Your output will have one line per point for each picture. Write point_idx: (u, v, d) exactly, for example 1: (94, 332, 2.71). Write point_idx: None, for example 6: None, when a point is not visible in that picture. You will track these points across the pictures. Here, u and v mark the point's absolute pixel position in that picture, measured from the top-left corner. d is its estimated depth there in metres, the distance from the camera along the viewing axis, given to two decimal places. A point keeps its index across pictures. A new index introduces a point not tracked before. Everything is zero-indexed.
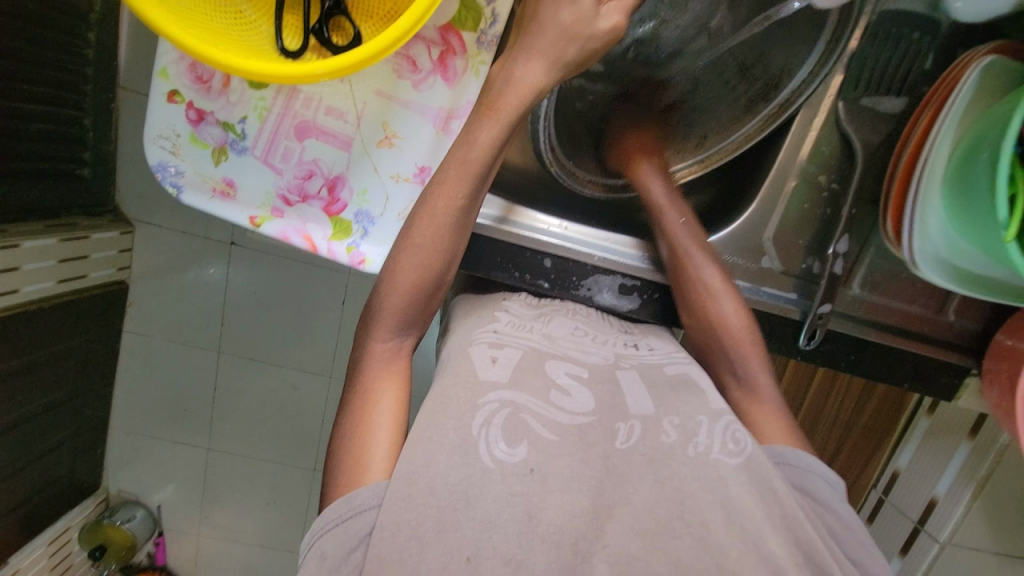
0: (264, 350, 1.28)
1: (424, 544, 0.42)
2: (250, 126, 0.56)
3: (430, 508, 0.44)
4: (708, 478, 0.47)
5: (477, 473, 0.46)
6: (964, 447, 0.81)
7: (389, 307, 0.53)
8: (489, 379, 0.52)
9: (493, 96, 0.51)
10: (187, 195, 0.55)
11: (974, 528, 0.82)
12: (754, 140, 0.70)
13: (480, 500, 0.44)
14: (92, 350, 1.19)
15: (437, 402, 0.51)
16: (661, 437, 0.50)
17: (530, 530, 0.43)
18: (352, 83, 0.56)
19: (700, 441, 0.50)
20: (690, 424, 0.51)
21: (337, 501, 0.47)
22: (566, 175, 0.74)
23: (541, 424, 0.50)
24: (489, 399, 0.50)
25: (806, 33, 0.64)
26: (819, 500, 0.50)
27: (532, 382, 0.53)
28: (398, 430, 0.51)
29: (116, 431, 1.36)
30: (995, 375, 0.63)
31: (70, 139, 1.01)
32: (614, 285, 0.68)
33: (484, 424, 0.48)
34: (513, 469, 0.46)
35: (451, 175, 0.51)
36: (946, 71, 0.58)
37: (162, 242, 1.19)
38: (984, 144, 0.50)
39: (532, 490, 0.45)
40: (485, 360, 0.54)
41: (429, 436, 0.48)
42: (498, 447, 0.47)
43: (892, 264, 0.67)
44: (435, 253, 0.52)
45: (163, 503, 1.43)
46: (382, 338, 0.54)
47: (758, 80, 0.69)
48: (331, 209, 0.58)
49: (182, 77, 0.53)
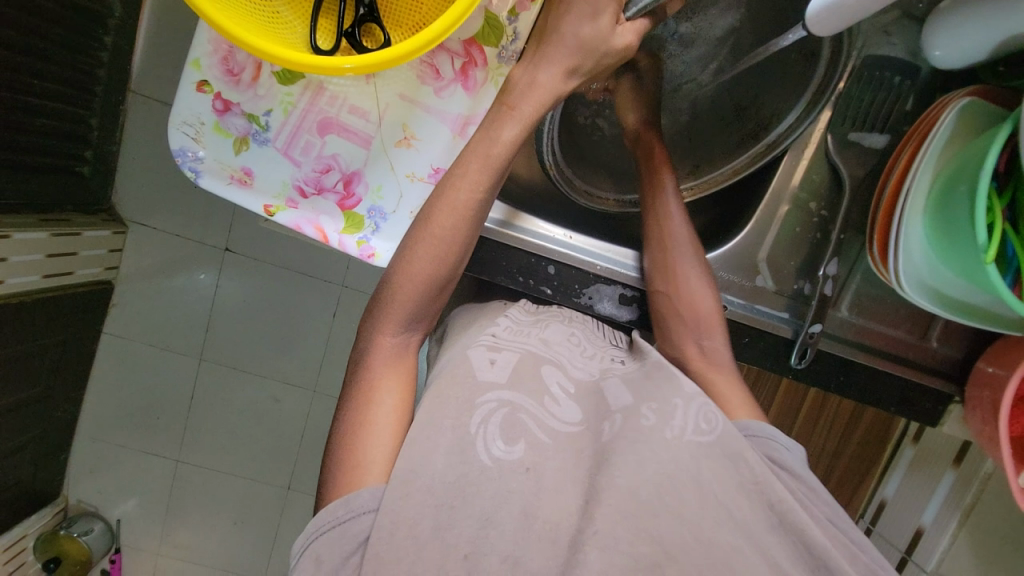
0: (250, 360, 1.26)
1: (422, 542, 0.43)
2: (274, 120, 0.58)
3: (428, 507, 0.44)
4: (682, 463, 0.47)
5: (475, 470, 0.46)
6: (948, 475, 0.81)
7: (399, 297, 0.53)
8: (487, 379, 0.52)
9: (516, 97, 0.53)
10: (206, 180, 0.57)
11: (962, 560, 0.81)
12: (742, 174, 0.74)
13: (476, 498, 0.45)
14: (71, 348, 1.17)
15: (435, 400, 0.50)
16: (640, 420, 0.50)
17: (528, 526, 0.44)
18: (376, 85, 0.58)
19: (676, 424, 0.50)
20: (667, 407, 0.51)
21: (336, 501, 0.46)
22: (565, 182, 0.76)
23: (537, 426, 0.50)
24: (487, 399, 0.50)
25: (797, 78, 0.70)
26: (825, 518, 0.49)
27: (529, 385, 0.52)
28: (401, 429, 0.51)
29: (83, 437, 1.30)
30: (977, 400, 0.66)
31: (75, 136, 1.02)
32: (615, 295, 0.70)
33: (482, 423, 0.48)
34: (510, 467, 0.46)
35: (473, 167, 0.53)
36: (923, 113, 0.63)
37: (155, 245, 1.19)
38: (961, 178, 0.54)
39: (527, 488, 0.46)
40: (484, 362, 0.54)
41: (426, 435, 0.48)
42: (496, 446, 0.47)
43: (877, 289, 0.70)
44: (450, 238, 0.53)
45: (123, 517, 1.36)
46: (388, 333, 0.54)
47: (751, 120, 0.74)
48: (345, 203, 0.60)
49: (213, 69, 0.56)
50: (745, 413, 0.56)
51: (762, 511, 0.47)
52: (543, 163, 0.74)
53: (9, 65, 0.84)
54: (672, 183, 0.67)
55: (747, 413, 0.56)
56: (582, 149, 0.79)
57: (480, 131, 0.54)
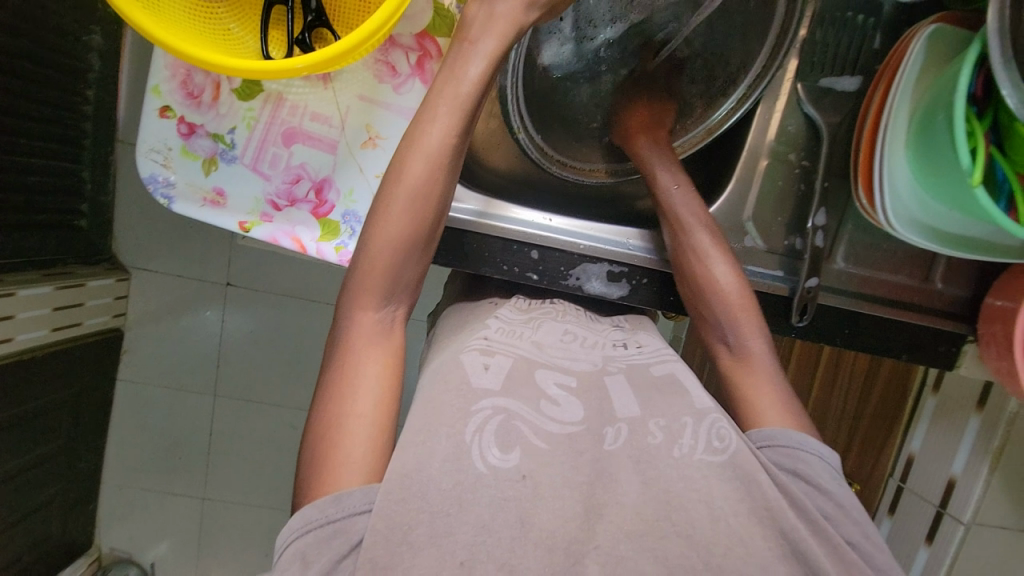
0: (263, 391, 1.27)
1: (416, 549, 0.40)
2: (239, 136, 0.58)
3: (421, 512, 0.41)
4: (693, 480, 0.44)
5: (470, 480, 0.43)
6: (974, 421, 0.77)
7: (377, 267, 0.52)
8: (482, 386, 0.49)
9: (472, 27, 0.51)
10: (179, 204, 0.57)
11: (997, 504, 0.76)
12: (715, 134, 0.72)
13: (473, 505, 0.42)
14: (86, 398, 1.18)
15: (429, 403, 0.48)
16: (647, 438, 0.47)
17: (524, 534, 0.41)
18: (335, 89, 0.59)
19: (685, 442, 0.47)
20: (675, 427, 0.48)
21: (323, 498, 0.44)
22: (532, 146, 0.75)
23: (534, 432, 0.46)
24: (481, 406, 0.47)
25: (758, 32, 0.67)
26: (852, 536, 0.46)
27: (523, 391, 0.49)
28: (388, 421, 0.49)
29: (108, 485, 1.31)
30: (990, 337, 0.64)
31: (69, 191, 1.04)
32: (603, 273, 0.68)
33: (477, 431, 0.45)
34: (507, 475, 0.43)
35: (443, 110, 0.51)
36: (893, 49, 0.61)
37: (158, 287, 1.21)
38: (938, 107, 0.53)
39: (524, 495, 0.42)
40: (477, 365, 0.51)
41: (421, 439, 0.45)
42: (492, 453, 0.44)
43: (870, 237, 0.68)
44: (425, 197, 0.51)
45: (157, 560, 1.36)
46: (369, 307, 0.52)
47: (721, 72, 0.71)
48: (318, 211, 0.60)
49: (175, 94, 0.56)
50: (774, 418, 0.53)
51: (777, 542, 0.43)
52: (512, 127, 0.73)
53: (2, 128, 0.85)
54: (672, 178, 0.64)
55: (779, 419, 0.53)
56: (548, 113, 0.75)
57: (445, 71, 0.52)
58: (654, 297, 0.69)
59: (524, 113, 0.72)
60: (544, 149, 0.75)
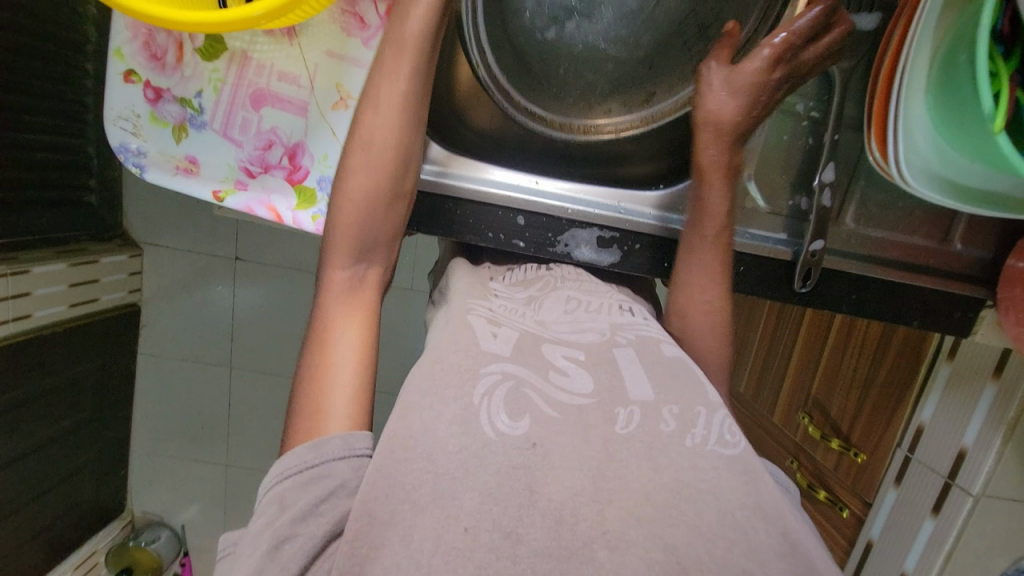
0: (275, 363, 1.29)
1: (418, 509, 0.38)
2: (206, 100, 0.56)
3: (428, 474, 0.39)
4: (704, 471, 0.41)
5: (478, 443, 0.41)
6: (989, 390, 0.74)
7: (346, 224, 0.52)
8: (491, 350, 0.48)
9: None
10: (151, 174, 0.56)
11: (1009, 476, 0.73)
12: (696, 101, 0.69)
13: (481, 470, 0.39)
14: (109, 371, 1.22)
15: (435, 368, 0.47)
16: (660, 425, 0.44)
17: (530, 504, 0.38)
18: (302, 46, 0.55)
19: (698, 432, 0.44)
20: (689, 415, 0.45)
21: (303, 446, 0.44)
22: (493, 81, 0.70)
23: (544, 400, 0.45)
24: (490, 370, 0.46)
25: None
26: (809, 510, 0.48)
27: (533, 361, 0.48)
28: (365, 353, 0.49)
29: (137, 453, 1.37)
30: (1010, 302, 0.60)
31: (78, 168, 1.04)
32: (592, 239, 0.65)
33: (485, 395, 0.44)
34: (514, 443, 0.41)
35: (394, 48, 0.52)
36: None
37: (168, 264, 1.22)
38: (962, 44, 0.47)
39: (534, 464, 0.40)
40: (486, 333, 0.51)
41: (429, 405, 0.44)
42: (500, 419, 0.43)
43: (885, 195, 0.63)
44: (387, 163, 0.53)
45: (187, 522, 1.43)
46: (341, 268, 0.52)
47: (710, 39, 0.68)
48: (293, 178, 0.58)
49: (137, 57, 0.54)
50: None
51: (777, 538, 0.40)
52: (471, 57, 0.68)
53: (5, 104, 0.84)
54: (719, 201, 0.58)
55: None
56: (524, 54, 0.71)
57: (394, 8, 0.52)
58: (646, 262, 0.66)
59: (505, 80, 0.71)
60: (534, 113, 0.73)
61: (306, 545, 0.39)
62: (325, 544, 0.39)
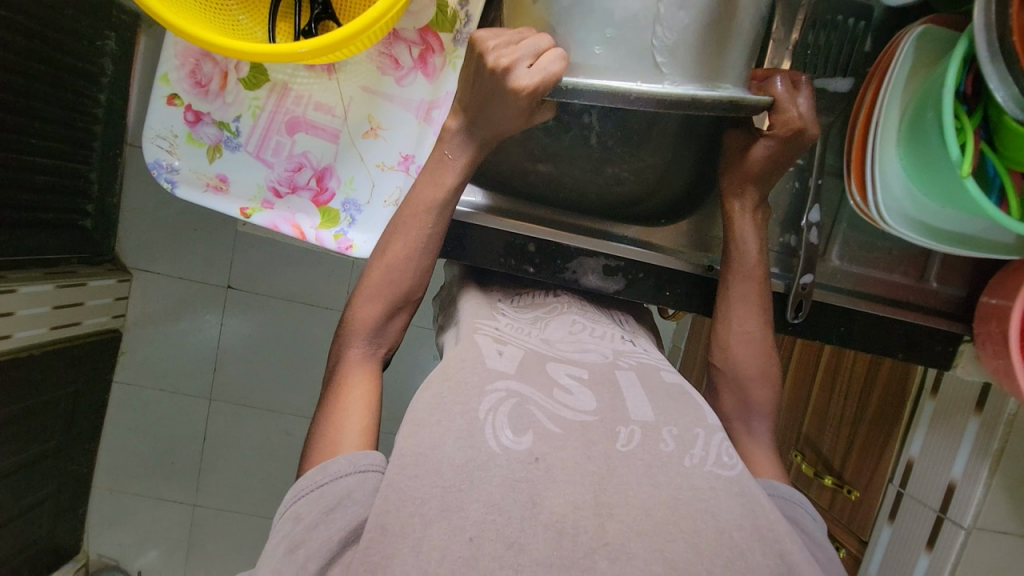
0: (258, 395, 1.27)
1: (427, 521, 0.38)
2: (244, 124, 0.60)
3: (435, 488, 0.39)
4: (701, 491, 0.42)
5: (482, 456, 0.41)
6: (973, 423, 0.77)
7: (366, 305, 0.55)
8: (496, 368, 0.49)
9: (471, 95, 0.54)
10: (182, 189, 0.58)
11: (997, 509, 0.75)
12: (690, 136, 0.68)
13: (484, 483, 0.40)
14: (82, 398, 1.17)
15: (447, 387, 0.46)
16: (659, 445, 0.45)
17: (533, 516, 0.38)
18: (339, 80, 0.60)
19: (695, 453, 0.45)
20: (687, 437, 0.46)
21: (315, 468, 0.46)
22: None
23: (547, 416, 0.45)
24: (495, 387, 0.46)
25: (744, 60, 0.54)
26: (808, 533, 0.50)
27: (537, 378, 0.48)
28: (373, 405, 0.51)
29: (100, 489, 1.30)
30: (986, 336, 0.64)
31: (77, 192, 1.05)
32: (599, 267, 0.69)
33: (490, 411, 0.44)
34: (518, 457, 0.41)
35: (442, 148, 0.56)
36: (883, 50, 0.62)
37: (158, 290, 1.22)
38: (927, 103, 0.54)
39: (536, 477, 0.40)
40: (491, 351, 0.51)
41: (436, 421, 0.44)
42: (504, 434, 0.43)
43: (865, 236, 0.69)
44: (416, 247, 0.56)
45: (145, 569, 1.33)
46: (355, 345, 0.54)
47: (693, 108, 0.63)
48: (319, 199, 0.61)
49: (182, 82, 0.58)
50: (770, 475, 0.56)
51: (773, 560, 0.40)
52: None
53: (15, 126, 0.86)
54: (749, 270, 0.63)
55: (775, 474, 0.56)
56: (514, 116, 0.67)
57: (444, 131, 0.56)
58: (649, 291, 0.70)
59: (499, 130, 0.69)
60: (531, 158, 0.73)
61: (318, 551, 0.40)
62: (335, 555, 0.40)
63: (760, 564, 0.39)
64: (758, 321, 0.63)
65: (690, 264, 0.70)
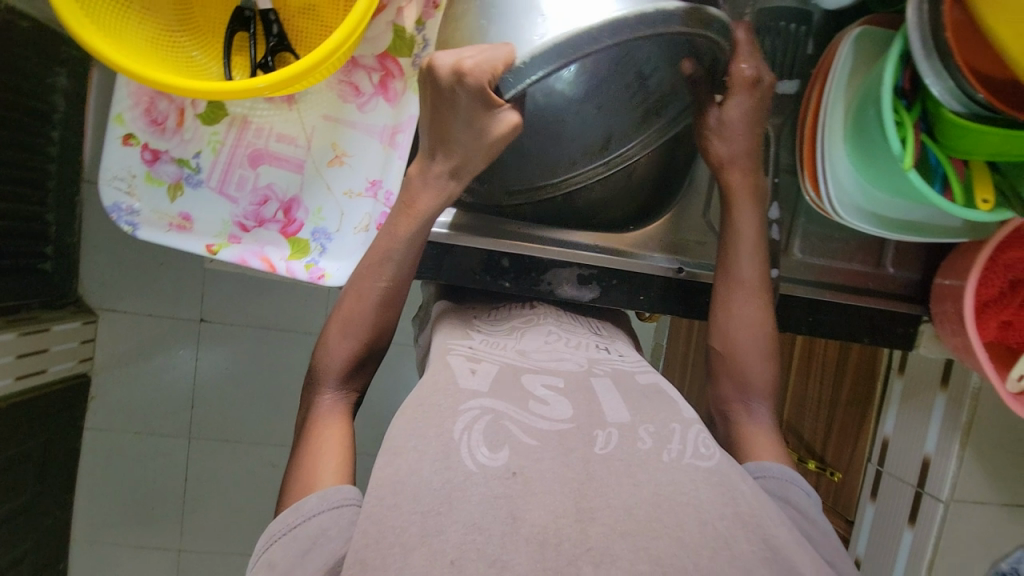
0: (239, 429, 1.23)
1: (407, 548, 0.37)
2: (205, 160, 0.59)
3: (414, 514, 0.39)
4: (682, 485, 0.43)
5: (459, 476, 0.41)
6: (940, 399, 0.80)
7: (333, 352, 0.54)
8: (468, 387, 0.49)
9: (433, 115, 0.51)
10: (144, 231, 0.57)
11: (972, 479, 0.78)
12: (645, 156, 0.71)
13: (462, 503, 0.39)
14: (53, 449, 1.11)
15: (417, 410, 0.46)
16: (637, 443, 0.46)
17: (514, 531, 0.38)
18: (300, 111, 0.60)
19: (673, 447, 0.46)
20: (664, 432, 0.47)
21: (287, 509, 0.45)
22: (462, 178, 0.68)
23: (522, 430, 0.45)
24: (469, 406, 0.46)
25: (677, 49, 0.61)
26: (801, 509, 0.51)
27: (511, 393, 0.49)
28: (344, 442, 0.51)
29: (77, 543, 1.23)
30: (944, 316, 0.67)
31: (35, 235, 1.01)
32: (573, 277, 0.70)
33: (466, 429, 0.44)
34: (495, 473, 0.41)
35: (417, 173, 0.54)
36: (824, 53, 0.65)
37: (127, 329, 1.18)
38: (868, 101, 0.57)
39: (516, 492, 0.40)
40: (464, 370, 0.51)
41: (413, 444, 0.43)
42: (480, 452, 0.43)
43: (823, 228, 0.72)
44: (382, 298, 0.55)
45: None
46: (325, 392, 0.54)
47: (653, 91, 0.67)
48: (287, 230, 0.60)
49: (138, 122, 0.57)
50: (769, 454, 0.57)
51: (759, 545, 0.41)
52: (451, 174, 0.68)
53: None
54: (750, 248, 0.63)
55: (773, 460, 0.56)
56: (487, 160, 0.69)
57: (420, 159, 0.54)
58: (623, 297, 0.71)
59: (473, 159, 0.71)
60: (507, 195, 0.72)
61: None
62: None
63: (747, 551, 0.40)
64: (759, 303, 0.63)
65: (662, 267, 0.71)
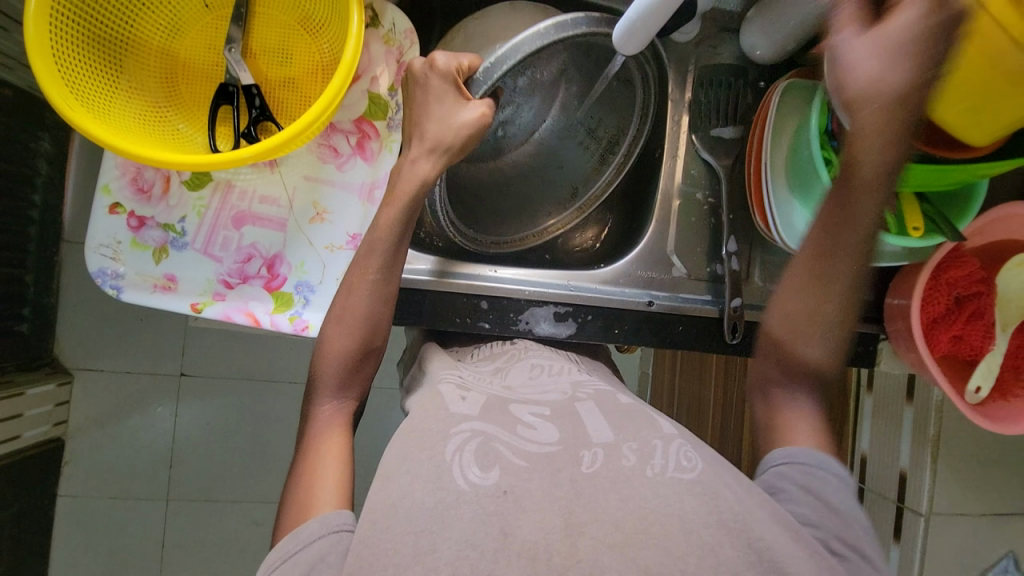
0: (222, 487, 1.20)
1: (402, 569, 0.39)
2: (190, 224, 0.61)
3: (408, 535, 0.40)
4: (666, 495, 0.44)
5: (451, 495, 0.43)
6: (908, 413, 0.83)
7: (331, 358, 0.56)
8: (459, 412, 0.51)
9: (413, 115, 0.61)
10: (129, 293, 0.59)
11: (947, 487, 0.81)
12: (614, 185, 0.81)
13: (455, 520, 0.41)
14: (23, 518, 1.06)
15: (412, 435, 0.49)
16: (621, 460, 0.47)
17: (505, 546, 0.39)
18: (282, 173, 0.64)
19: (657, 462, 0.47)
20: (647, 448, 0.48)
21: (286, 538, 0.45)
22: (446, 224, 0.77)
23: (513, 451, 0.46)
24: (461, 428, 0.48)
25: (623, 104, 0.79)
26: (830, 504, 0.49)
27: (499, 417, 0.50)
28: (347, 460, 0.52)
29: None
30: (897, 333, 0.71)
31: (14, 297, 1.01)
32: (549, 315, 0.73)
33: (456, 450, 0.46)
34: (487, 491, 0.43)
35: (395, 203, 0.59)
36: (761, 102, 0.72)
37: (105, 389, 1.15)
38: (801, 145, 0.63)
39: (506, 508, 0.42)
40: (455, 396, 0.53)
41: (406, 470, 0.45)
42: (471, 470, 0.44)
43: (780, 257, 0.76)
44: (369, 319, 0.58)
45: None
46: (325, 399, 0.55)
47: (604, 137, 0.81)
48: (271, 285, 0.62)
49: (124, 191, 0.60)
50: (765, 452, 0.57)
51: (743, 550, 0.42)
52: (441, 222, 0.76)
53: None
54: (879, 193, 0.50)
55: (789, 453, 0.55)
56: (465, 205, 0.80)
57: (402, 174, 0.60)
58: (600, 332, 0.74)
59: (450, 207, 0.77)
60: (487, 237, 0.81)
61: None
62: None
63: (733, 556, 0.41)
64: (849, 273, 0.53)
65: (633, 300, 0.74)
